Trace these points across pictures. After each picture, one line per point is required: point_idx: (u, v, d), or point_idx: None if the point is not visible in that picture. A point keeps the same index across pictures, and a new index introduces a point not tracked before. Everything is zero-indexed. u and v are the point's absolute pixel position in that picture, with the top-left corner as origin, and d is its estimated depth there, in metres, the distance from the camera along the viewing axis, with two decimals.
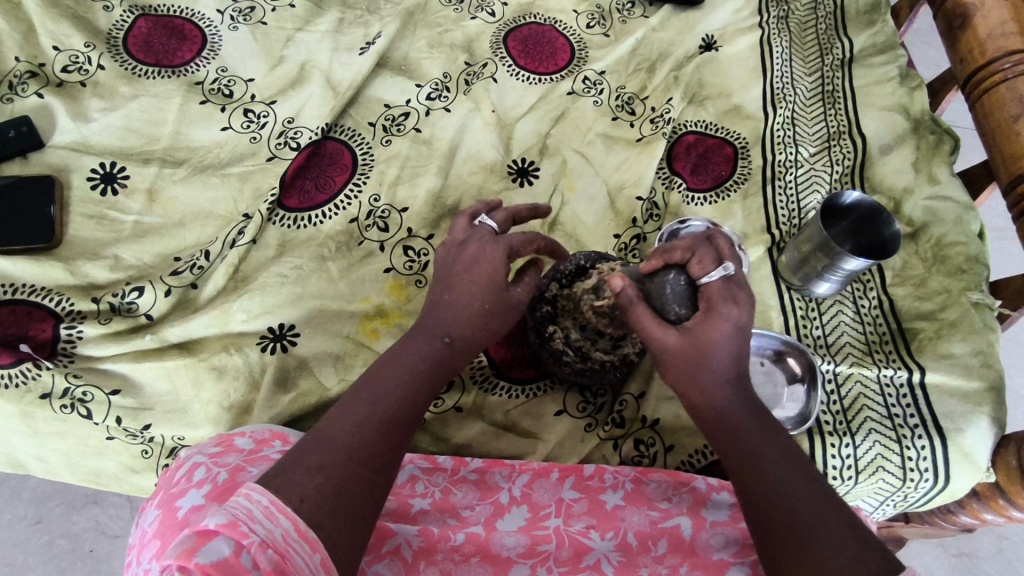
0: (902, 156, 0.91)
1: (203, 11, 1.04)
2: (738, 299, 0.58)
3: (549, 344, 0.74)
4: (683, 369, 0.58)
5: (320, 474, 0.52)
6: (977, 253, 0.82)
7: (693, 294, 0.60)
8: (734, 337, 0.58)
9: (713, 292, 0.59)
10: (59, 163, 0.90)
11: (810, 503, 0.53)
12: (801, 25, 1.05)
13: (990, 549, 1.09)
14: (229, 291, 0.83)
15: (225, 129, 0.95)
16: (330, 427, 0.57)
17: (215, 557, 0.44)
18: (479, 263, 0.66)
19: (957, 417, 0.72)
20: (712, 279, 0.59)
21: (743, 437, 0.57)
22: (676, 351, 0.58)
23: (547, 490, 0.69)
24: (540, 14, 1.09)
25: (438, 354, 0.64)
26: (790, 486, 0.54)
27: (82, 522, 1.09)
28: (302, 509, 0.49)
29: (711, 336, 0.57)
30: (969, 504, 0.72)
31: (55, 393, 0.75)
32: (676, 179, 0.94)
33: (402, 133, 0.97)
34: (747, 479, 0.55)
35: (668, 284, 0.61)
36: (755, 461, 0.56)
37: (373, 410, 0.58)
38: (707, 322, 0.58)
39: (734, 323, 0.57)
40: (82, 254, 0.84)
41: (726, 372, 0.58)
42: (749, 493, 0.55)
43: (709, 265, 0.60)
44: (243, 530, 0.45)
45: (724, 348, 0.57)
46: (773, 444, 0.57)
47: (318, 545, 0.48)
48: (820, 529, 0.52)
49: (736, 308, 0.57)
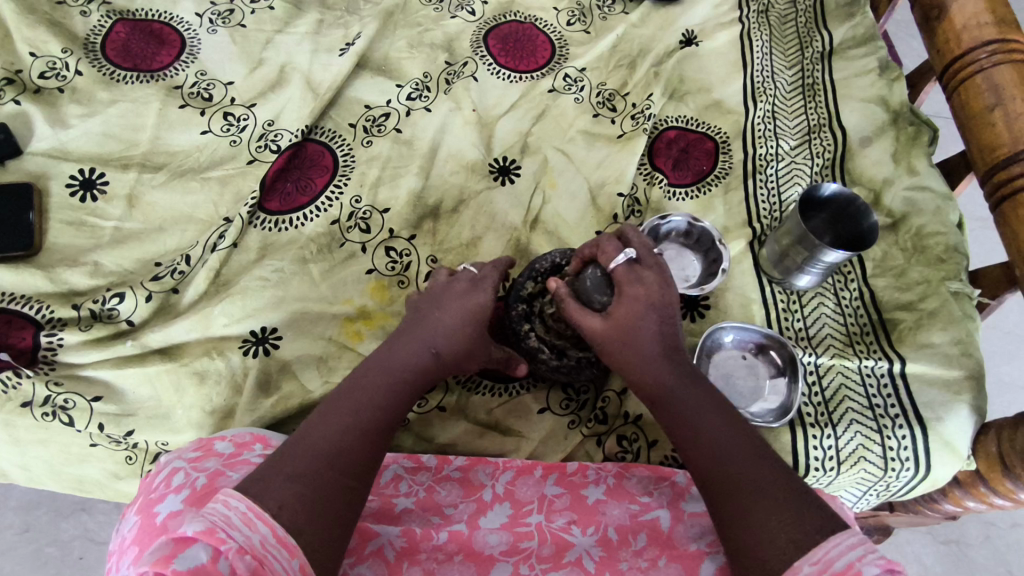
0: (882, 148, 0.91)
1: (181, 14, 1.03)
2: (644, 279, 0.65)
3: (524, 343, 0.74)
4: (613, 350, 0.64)
5: (297, 483, 0.52)
6: (956, 242, 0.83)
7: (609, 282, 0.67)
8: (652, 315, 0.63)
9: (619, 275, 0.65)
10: (38, 170, 0.89)
11: (751, 463, 0.54)
12: (780, 18, 1.05)
13: (978, 536, 1.09)
14: (210, 295, 0.83)
15: (205, 133, 0.95)
16: (310, 434, 0.57)
17: (192, 563, 0.43)
18: (471, 294, 0.70)
19: (938, 406, 0.73)
20: (617, 262, 0.65)
21: (683, 408, 0.59)
22: (604, 336, 0.64)
23: (531, 486, 0.70)
24: (520, 12, 1.08)
25: (423, 367, 0.66)
26: (731, 449, 0.55)
27: (70, 529, 1.08)
28: (279, 515, 0.49)
29: (626, 317, 0.63)
30: (951, 491, 0.73)
31: (35, 401, 0.75)
32: (657, 175, 0.94)
33: (383, 134, 0.97)
34: (688, 446, 0.57)
35: (588, 278, 0.68)
36: (695, 431, 0.57)
37: (356, 419, 0.59)
38: (619, 305, 0.64)
39: (646, 301, 0.63)
40: (62, 261, 0.84)
41: (654, 350, 0.62)
42: (693, 463, 0.56)
43: (612, 253, 0.66)
44: (221, 537, 0.45)
45: (641, 325, 0.63)
46: (717, 415, 0.58)
47: (297, 551, 0.48)
48: (760, 488, 0.52)
49: (640, 288, 0.64)
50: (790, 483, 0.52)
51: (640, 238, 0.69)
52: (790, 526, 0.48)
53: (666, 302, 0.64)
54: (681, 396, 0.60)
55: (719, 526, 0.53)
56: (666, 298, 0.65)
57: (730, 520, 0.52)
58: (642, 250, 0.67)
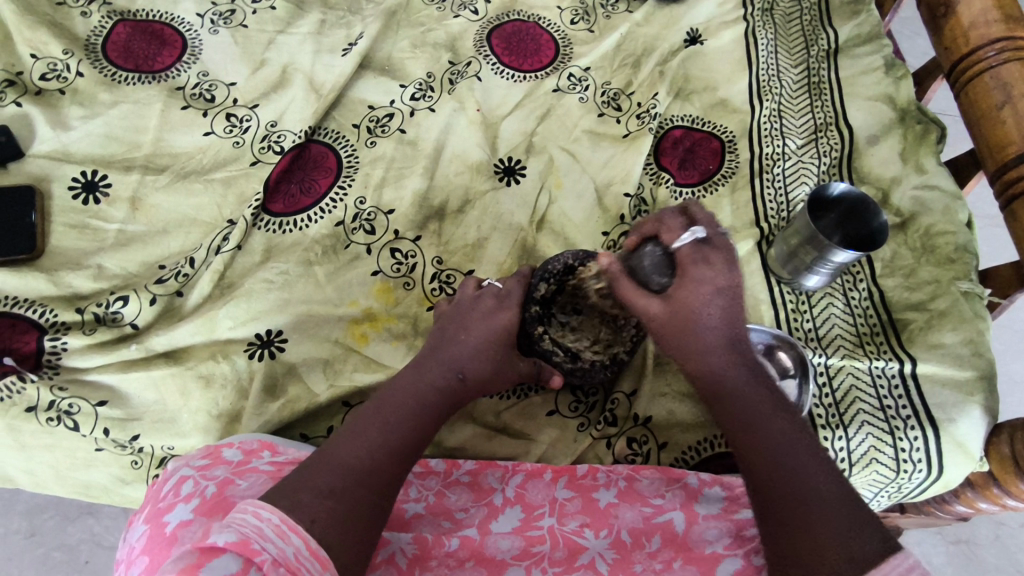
0: (889, 147, 0.90)
1: (182, 15, 1.03)
2: (710, 259, 0.60)
3: (537, 345, 0.72)
4: (667, 336, 0.62)
5: (331, 499, 0.53)
6: (966, 242, 0.82)
7: (670, 262, 0.63)
8: (718, 299, 0.59)
9: (682, 255, 0.61)
10: (40, 172, 0.89)
11: (811, 472, 0.53)
12: (785, 16, 1.04)
13: (987, 535, 1.09)
14: (215, 298, 0.83)
15: (208, 134, 0.94)
16: (340, 452, 0.57)
17: (223, 573, 0.44)
18: (497, 313, 0.71)
19: (950, 408, 0.72)
20: (682, 242, 0.61)
21: (743, 404, 0.58)
22: (661, 320, 0.62)
23: (541, 490, 0.69)
24: (524, 11, 1.07)
25: (450, 388, 0.67)
26: (791, 455, 0.54)
27: (76, 533, 1.08)
28: (313, 529, 0.50)
29: (690, 300, 0.60)
30: (964, 493, 0.72)
31: (41, 405, 0.74)
32: (663, 175, 0.93)
33: (387, 134, 0.96)
34: (744, 444, 0.56)
35: (646, 256, 0.64)
36: (754, 431, 0.56)
37: (387, 437, 0.60)
38: (682, 288, 0.60)
39: (712, 285, 0.59)
40: (65, 264, 0.83)
41: (715, 340, 0.59)
42: (746, 457, 0.56)
43: (678, 232, 0.63)
44: (254, 548, 0.46)
45: (705, 310, 0.59)
46: (776, 416, 0.57)
47: (328, 564, 0.48)
48: (817, 500, 0.52)
49: (707, 267, 0.59)
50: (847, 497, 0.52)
51: (706, 215, 0.64)
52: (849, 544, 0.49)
53: (733, 287, 0.60)
54: (741, 392, 0.58)
55: (768, 528, 0.53)
56: (733, 281, 0.60)
57: (780, 525, 0.52)
58: (709, 228, 0.62)
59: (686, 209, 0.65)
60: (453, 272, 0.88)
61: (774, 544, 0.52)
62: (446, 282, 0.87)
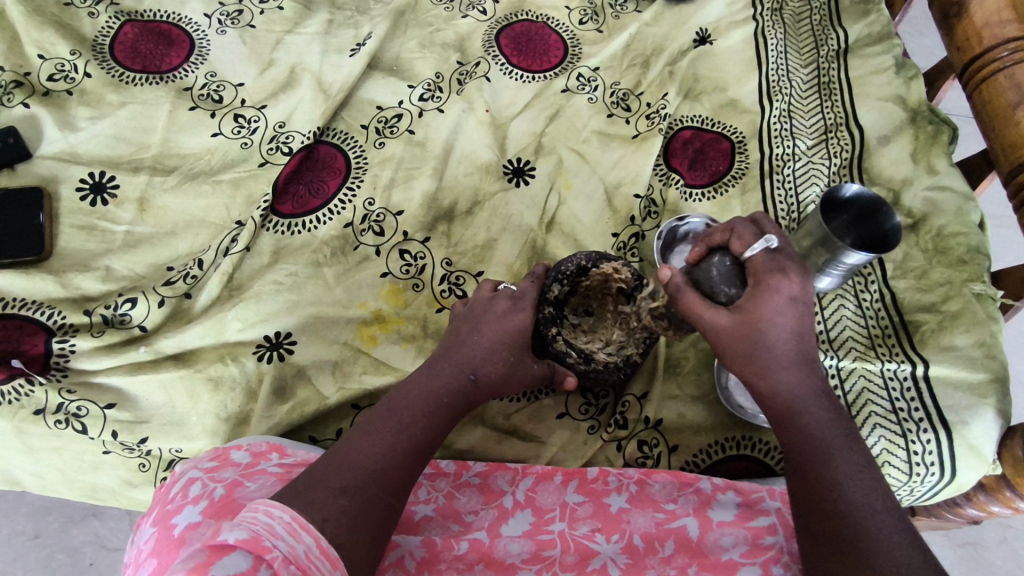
0: (900, 147, 0.90)
1: (190, 15, 1.02)
2: (787, 269, 0.60)
3: (550, 347, 0.73)
4: (733, 348, 0.61)
5: (343, 498, 0.53)
6: (978, 243, 0.81)
7: (740, 274, 0.64)
8: (791, 313, 0.60)
9: (757, 264, 0.62)
10: (47, 173, 0.88)
11: (871, 495, 0.54)
12: (795, 16, 1.04)
13: (995, 538, 1.08)
14: (223, 300, 0.82)
15: (216, 135, 0.94)
16: (353, 452, 0.57)
17: (233, 570, 0.43)
18: (510, 315, 0.71)
19: (963, 410, 0.71)
20: (755, 250, 0.62)
21: (808, 420, 0.58)
22: (728, 331, 0.61)
23: (552, 493, 0.69)
24: (532, 11, 1.07)
25: (462, 389, 0.66)
26: (853, 475, 0.55)
27: (81, 535, 1.07)
28: (325, 527, 0.50)
29: (762, 310, 0.60)
30: (976, 496, 0.70)
31: (48, 408, 0.74)
32: (673, 176, 0.93)
33: (395, 135, 0.96)
34: (810, 466, 0.57)
35: (714, 267, 0.65)
36: (818, 446, 0.57)
37: (399, 438, 0.59)
38: (755, 297, 0.60)
39: (786, 297, 0.60)
40: (73, 266, 0.83)
41: (785, 352, 0.60)
42: (809, 479, 0.56)
43: (749, 241, 0.64)
44: (265, 546, 0.45)
45: (778, 322, 0.60)
46: (843, 444, 0.57)
47: (338, 563, 0.48)
48: (876, 524, 0.52)
49: (785, 278, 0.60)
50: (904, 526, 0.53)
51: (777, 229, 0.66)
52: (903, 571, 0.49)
53: (807, 301, 0.61)
54: (807, 408, 0.59)
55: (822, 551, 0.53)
56: (807, 295, 0.61)
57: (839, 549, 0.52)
58: (784, 240, 0.63)
59: (757, 222, 0.67)
60: (462, 274, 0.88)
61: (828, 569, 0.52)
62: (455, 284, 0.87)
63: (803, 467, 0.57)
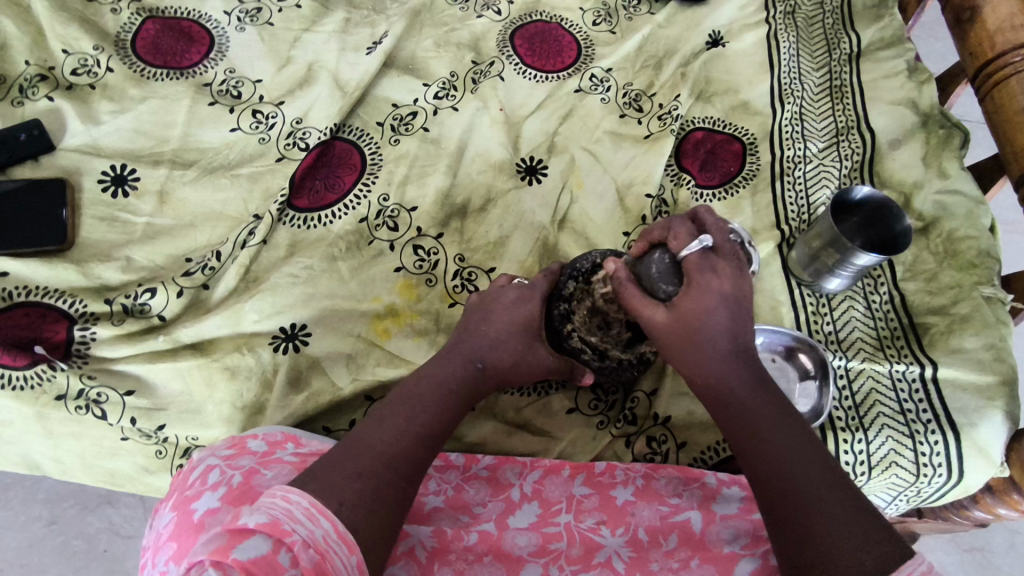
0: (912, 151, 0.90)
1: (209, 12, 1.04)
2: (717, 269, 0.62)
3: (566, 344, 0.75)
4: (674, 343, 0.63)
5: (359, 480, 0.54)
6: (988, 247, 0.82)
7: (677, 270, 0.65)
8: (721, 308, 0.61)
9: (691, 263, 0.63)
10: (71, 166, 0.90)
11: (813, 473, 0.54)
12: (808, 20, 1.04)
13: (1003, 544, 1.08)
14: (241, 292, 0.84)
15: (234, 130, 0.95)
16: (368, 438, 0.59)
17: (255, 553, 0.43)
18: (518, 306, 0.73)
19: (971, 412, 0.72)
20: (692, 250, 0.64)
21: (748, 411, 0.59)
22: (665, 328, 0.63)
23: (559, 486, 0.70)
24: (546, 12, 1.08)
25: (469, 378, 0.68)
26: (792, 454, 0.56)
27: (95, 522, 1.09)
28: (341, 510, 0.51)
29: (695, 308, 0.62)
30: (983, 498, 0.71)
31: (69, 394, 0.75)
32: (685, 176, 0.94)
33: (410, 133, 0.97)
34: (750, 452, 0.57)
35: (654, 263, 0.67)
36: (760, 436, 0.57)
37: (411, 424, 0.61)
38: (689, 295, 0.62)
39: (718, 293, 0.62)
40: (95, 256, 0.85)
41: (723, 347, 0.62)
42: (750, 464, 0.57)
43: (687, 240, 0.65)
44: (285, 529, 0.46)
45: (712, 315, 0.61)
46: (779, 419, 0.58)
47: (354, 548, 0.49)
48: (824, 502, 0.52)
49: (716, 278, 0.62)
50: (854, 495, 0.53)
51: (715, 223, 0.67)
52: (855, 547, 0.49)
53: (739, 295, 0.63)
54: (744, 397, 0.60)
55: (775, 530, 0.54)
56: (740, 291, 0.63)
57: (788, 524, 0.52)
58: (719, 238, 0.65)
59: (697, 218, 0.68)
60: (475, 270, 0.89)
61: (786, 550, 0.52)
62: (468, 280, 0.88)
63: (751, 460, 0.57)
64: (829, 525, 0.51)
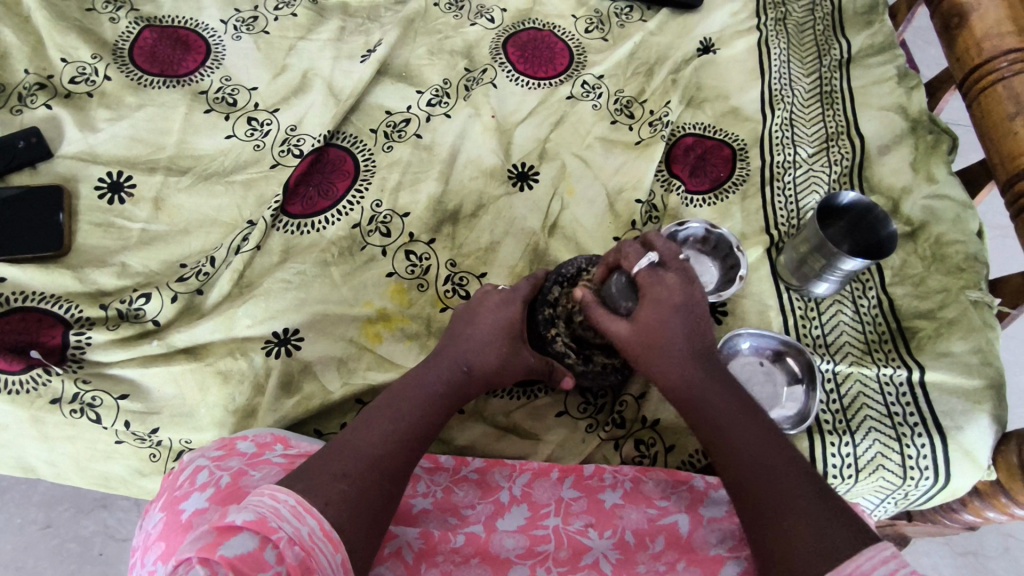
0: (901, 156, 0.91)
1: (206, 21, 1.05)
2: (666, 281, 0.66)
3: (551, 348, 0.77)
4: (640, 356, 0.66)
5: (344, 482, 0.55)
6: (976, 252, 0.82)
7: (634, 287, 0.69)
8: (677, 317, 0.65)
9: (641, 279, 0.67)
10: (67, 172, 0.92)
11: (775, 467, 0.55)
12: (798, 26, 1.05)
13: (997, 548, 1.08)
14: (234, 297, 0.85)
15: (230, 137, 0.97)
16: (355, 439, 0.60)
17: (241, 550, 0.44)
18: (504, 308, 0.74)
19: (957, 416, 0.72)
20: (639, 266, 0.67)
21: (712, 411, 0.60)
22: (631, 342, 0.67)
23: (548, 489, 0.70)
24: (539, 19, 1.09)
25: (457, 381, 0.69)
26: (756, 450, 0.56)
27: (91, 525, 1.10)
28: (326, 511, 0.52)
29: (651, 320, 0.65)
30: (971, 502, 0.71)
31: (64, 398, 0.76)
32: (675, 182, 0.95)
33: (403, 139, 0.98)
34: (717, 451, 0.58)
35: (614, 284, 0.70)
36: (724, 436, 0.59)
37: (396, 426, 0.62)
38: (643, 309, 0.66)
39: (670, 304, 0.65)
40: (90, 261, 0.86)
41: (683, 355, 0.64)
42: (717, 462, 0.58)
43: (635, 258, 0.68)
44: (272, 527, 0.46)
45: (668, 327, 0.65)
46: (741, 416, 0.59)
47: (340, 546, 0.50)
48: (785, 495, 0.53)
49: (663, 289, 0.65)
50: (816, 484, 0.53)
51: (663, 241, 0.69)
52: (818, 537, 0.49)
53: (692, 304, 0.66)
54: (708, 400, 0.61)
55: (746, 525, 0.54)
56: (692, 299, 0.66)
57: (756, 519, 0.53)
58: (665, 253, 0.68)
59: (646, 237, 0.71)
60: (466, 275, 0.90)
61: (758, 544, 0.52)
62: (459, 284, 0.89)
63: (718, 458, 0.58)
64: (786, 520, 0.51)
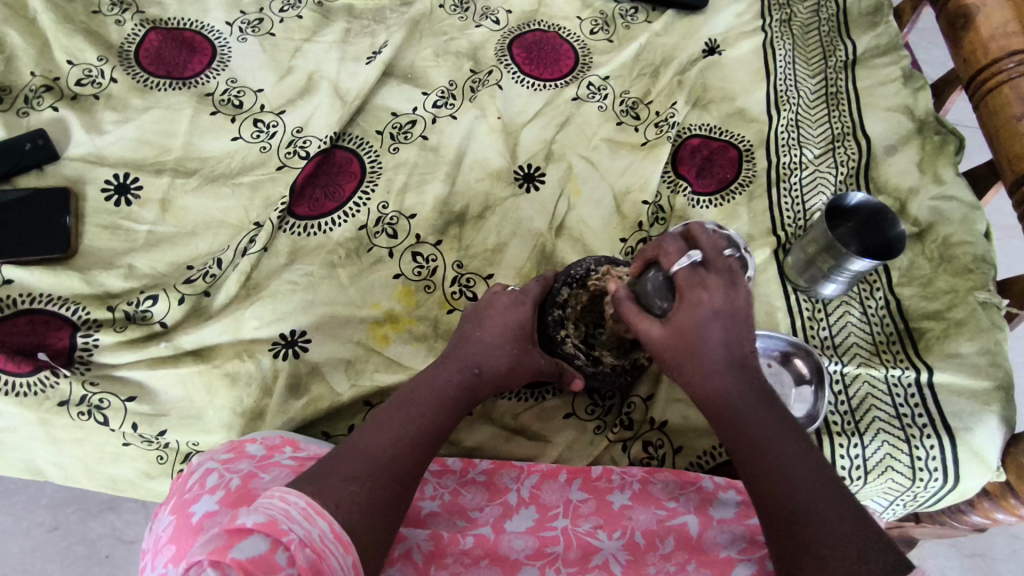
0: (908, 156, 0.91)
1: (212, 23, 1.05)
2: (708, 283, 0.63)
3: (560, 349, 0.76)
4: (670, 357, 0.65)
5: (356, 484, 0.55)
6: (984, 252, 0.82)
7: (670, 287, 0.66)
8: (715, 322, 0.62)
9: (680, 280, 0.64)
10: (74, 174, 0.92)
11: (809, 486, 0.54)
12: (804, 27, 1.05)
13: (1005, 550, 1.08)
14: (241, 299, 0.85)
15: (236, 139, 0.97)
16: (366, 441, 0.60)
17: (252, 552, 0.44)
18: (514, 311, 0.74)
19: (966, 417, 0.72)
20: (680, 266, 0.64)
21: (744, 421, 0.59)
22: (662, 344, 0.65)
23: (556, 491, 0.70)
24: (544, 21, 1.09)
25: (467, 383, 0.69)
26: (790, 467, 0.56)
27: (97, 528, 1.10)
28: (338, 513, 0.51)
29: (688, 323, 0.63)
30: (980, 503, 0.70)
31: (72, 400, 0.76)
32: (681, 183, 0.95)
33: (409, 141, 0.98)
34: (748, 461, 0.58)
35: (649, 281, 0.68)
36: (757, 449, 0.58)
37: (406, 428, 0.62)
38: (680, 312, 0.63)
39: (710, 308, 0.62)
40: (97, 263, 0.86)
41: (719, 361, 0.62)
42: (749, 473, 0.57)
43: (675, 256, 0.65)
44: (282, 529, 0.46)
45: (704, 332, 0.62)
46: (775, 428, 0.58)
47: (351, 548, 0.50)
48: (819, 517, 0.53)
49: (705, 293, 0.62)
50: (850, 507, 0.53)
51: (708, 237, 0.66)
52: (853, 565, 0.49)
53: (734, 309, 0.62)
54: (741, 410, 0.60)
55: (771, 538, 0.54)
56: (735, 305, 0.62)
57: (785, 536, 0.53)
58: (709, 251, 0.65)
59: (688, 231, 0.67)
60: (473, 277, 0.90)
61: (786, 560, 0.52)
62: (466, 286, 0.89)
63: (749, 469, 0.57)
64: (819, 544, 0.51)
